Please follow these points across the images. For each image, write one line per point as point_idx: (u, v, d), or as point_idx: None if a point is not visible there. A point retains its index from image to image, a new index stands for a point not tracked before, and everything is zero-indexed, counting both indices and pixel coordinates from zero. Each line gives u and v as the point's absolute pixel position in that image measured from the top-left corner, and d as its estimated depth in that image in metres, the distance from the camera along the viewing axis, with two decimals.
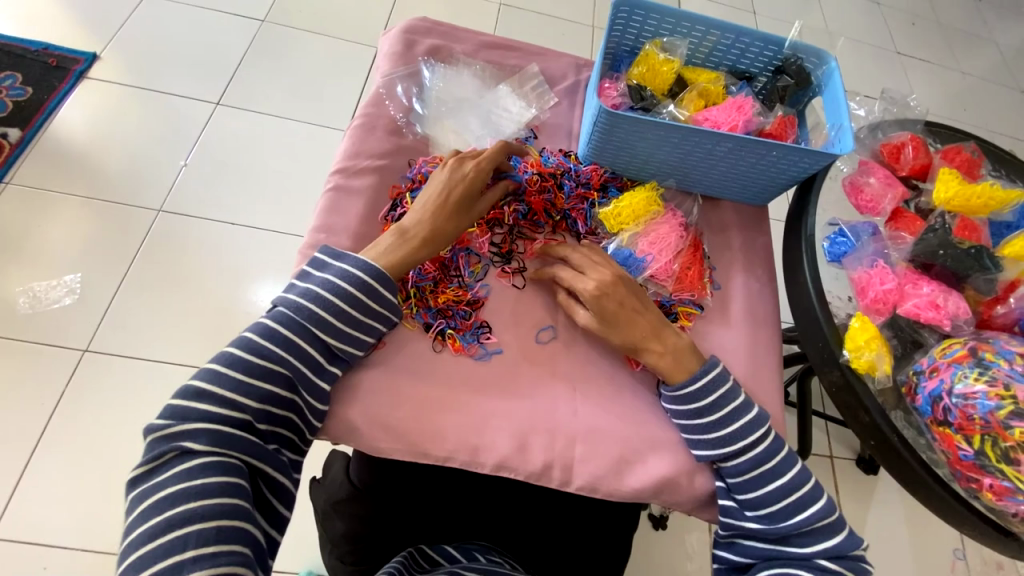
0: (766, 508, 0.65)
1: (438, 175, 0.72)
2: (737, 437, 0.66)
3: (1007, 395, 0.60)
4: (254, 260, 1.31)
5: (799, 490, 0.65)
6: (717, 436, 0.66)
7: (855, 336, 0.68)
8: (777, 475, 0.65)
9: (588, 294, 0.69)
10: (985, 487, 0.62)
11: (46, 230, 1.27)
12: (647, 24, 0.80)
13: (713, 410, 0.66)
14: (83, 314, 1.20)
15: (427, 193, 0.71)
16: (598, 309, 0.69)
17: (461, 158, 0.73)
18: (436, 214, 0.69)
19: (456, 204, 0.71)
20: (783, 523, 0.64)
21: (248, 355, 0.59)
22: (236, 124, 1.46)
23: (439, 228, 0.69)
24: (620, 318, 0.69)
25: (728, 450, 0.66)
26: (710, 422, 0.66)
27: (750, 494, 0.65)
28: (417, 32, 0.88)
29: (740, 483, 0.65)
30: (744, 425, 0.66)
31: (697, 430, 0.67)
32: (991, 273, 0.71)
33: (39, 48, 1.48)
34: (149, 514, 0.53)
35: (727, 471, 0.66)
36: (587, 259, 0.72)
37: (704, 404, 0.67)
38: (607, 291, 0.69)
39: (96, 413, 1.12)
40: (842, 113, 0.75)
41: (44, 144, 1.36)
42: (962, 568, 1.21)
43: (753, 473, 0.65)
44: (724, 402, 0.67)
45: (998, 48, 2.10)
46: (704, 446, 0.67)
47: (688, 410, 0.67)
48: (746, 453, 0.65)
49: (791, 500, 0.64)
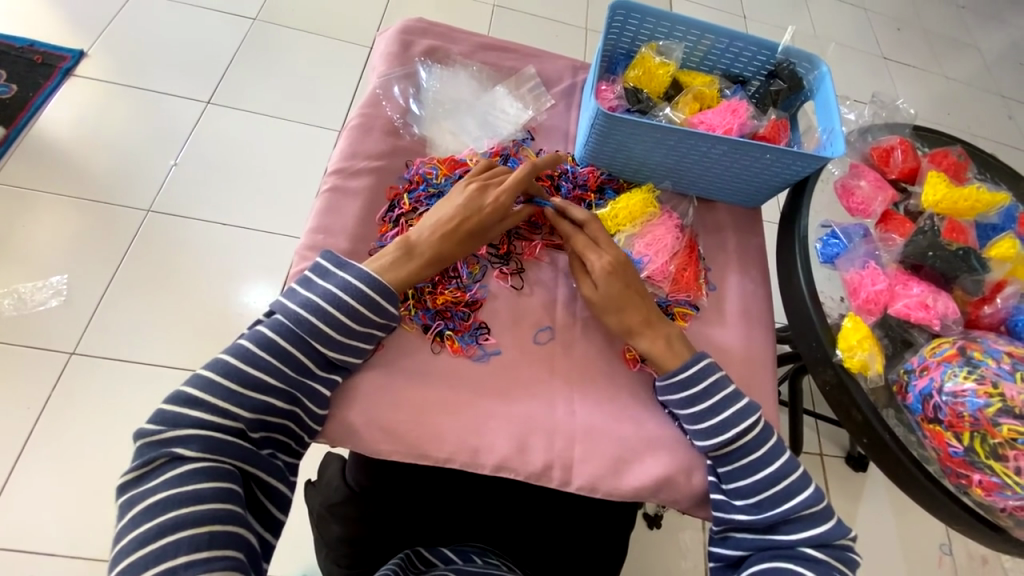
0: (755, 497, 0.65)
1: (458, 197, 0.71)
2: (728, 424, 0.66)
3: (996, 392, 0.61)
4: (244, 261, 1.30)
5: (785, 479, 0.66)
6: (709, 425, 0.67)
7: (848, 336, 0.70)
8: (765, 464, 0.66)
9: (597, 269, 0.70)
10: (974, 483, 0.64)
11: (31, 230, 1.24)
12: (643, 28, 0.81)
13: (705, 399, 0.67)
14: (69, 316, 1.17)
15: (443, 211, 0.70)
16: (605, 285, 0.70)
17: (485, 185, 0.71)
18: (444, 238, 0.68)
19: (467, 233, 0.69)
20: (771, 511, 0.65)
21: (244, 364, 0.59)
22: (227, 123, 1.45)
23: (443, 254, 0.68)
24: (624, 300, 0.70)
25: (718, 439, 0.66)
26: (702, 410, 0.67)
27: (739, 483, 0.66)
28: (414, 32, 0.88)
29: (729, 472, 0.67)
30: (734, 413, 0.67)
31: (690, 419, 0.68)
32: (979, 274, 0.73)
33: (24, 45, 1.45)
34: (139, 520, 0.53)
35: (719, 460, 0.67)
36: (603, 233, 0.73)
37: (696, 391, 0.68)
38: (615, 273, 0.70)
39: (84, 415, 1.10)
40: (834, 117, 0.76)
41: (30, 142, 1.34)
42: (949, 563, 1.23)
43: (742, 461, 0.66)
44: (713, 390, 0.68)
45: (980, 53, 2.15)
46: (698, 436, 0.68)
47: (682, 399, 0.68)
48: (736, 442, 0.66)
49: (779, 489, 0.65)
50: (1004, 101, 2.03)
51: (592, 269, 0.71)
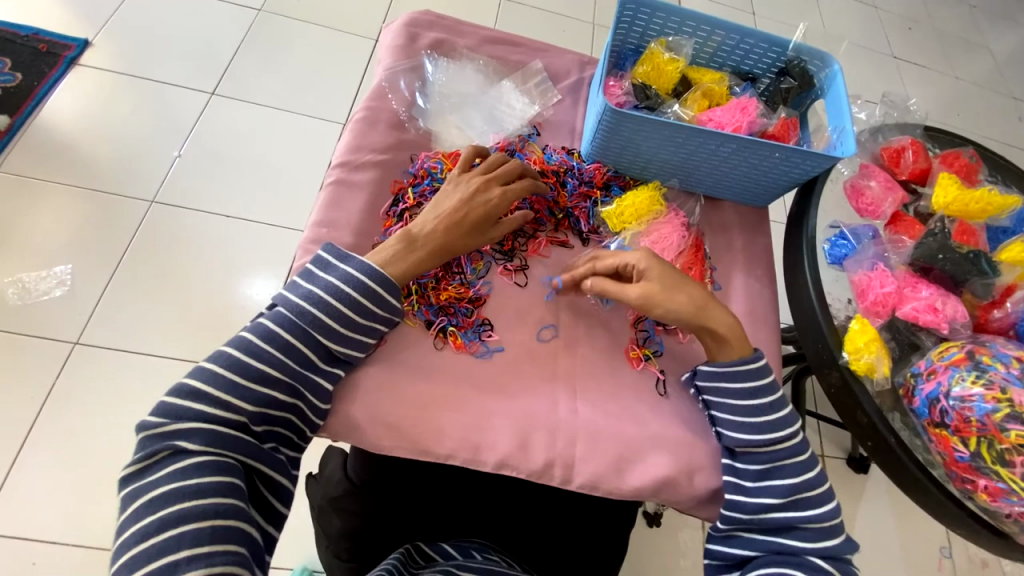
0: (785, 498, 0.66)
1: (463, 190, 0.70)
2: (786, 423, 0.68)
3: (1004, 398, 0.61)
4: (248, 254, 1.30)
5: (819, 486, 0.67)
6: (768, 419, 0.67)
7: (855, 338, 0.69)
8: (806, 468, 0.67)
9: (641, 257, 0.70)
10: (980, 488, 0.63)
11: (36, 220, 1.24)
12: (652, 24, 0.80)
13: (768, 393, 0.68)
14: (73, 306, 1.17)
15: (446, 204, 0.69)
16: (657, 268, 0.70)
17: (488, 181, 0.71)
18: (447, 230, 0.68)
19: (469, 225, 0.69)
20: (795, 514, 0.66)
21: (247, 357, 0.58)
22: (232, 115, 1.44)
23: (445, 245, 0.67)
24: (675, 277, 0.70)
25: (775, 435, 0.67)
26: (763, 404, 0.68)
27: (774, 483, 0.66)
28: (421, 25, 0.87)
29: (766, 471, 0.67)
30: (790, 413, 0.69)
31: (745, 412, 0.68)
32: (989, 278, 0.72)
33: (29, 33, 1.45)
34: (141, 513, 0.53)
35: (752, 458, 0.67)
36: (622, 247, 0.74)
37: (761, 385, 0.68)
38: (658, 259, 0.71)
39: (88, 405, 1.10)
40: (845, 116, 0.75)
41: (35, 131, 1.33)
42: (949, 566, 1.23)
43: (790, 460, 0.67)
44: (775, 387, 0.69)
45: (991, 53, 2.13)
46: (750, 429, 0.67)
47: (746, 390, 0.68)
48: (786, 441, 0.67)
49: (815, 493, 0.67)
50: (1013, 103, 2.01)
51: (637, 263, 0.70)
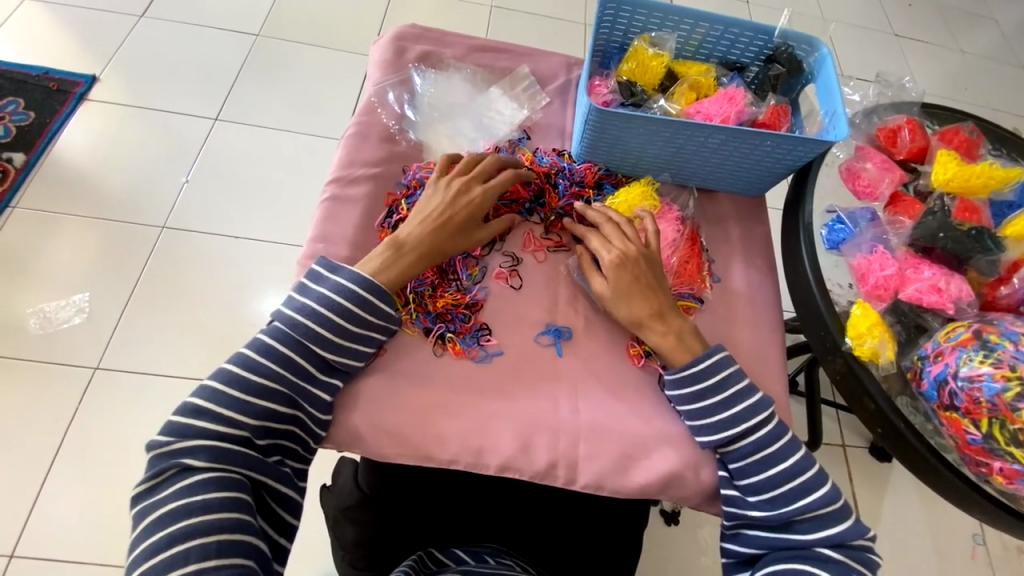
0: (767, 493, 0.65)
1: (444, 192, 0.72)
2: (742, 419, 0.66)
3: (1013, 376, 0.58)
4: (258, 272, 1.33)
5: (802, 475, 0.65)
6: (721, 419, 0.66)
7: (856, 324, 0.68)
8: (780, 459, 0.65)
9: (606, 261, 0.71)
10: (995, 470, 0.61)
11: (53, 252, 1.29)
12: (635, 19, 0.79)
13: (717, 392, 0.67)
14: (92, 333, 1.21)
15: (428, 209, 0.71)
16: (615, 276, 0.70)
17: (469, 181, 0.73)
18: (433, 232, 0.70)
19: (454, 227, 0.71)
20: (784, 508, 0.64)
21: (245, 372, 0.60)
22: (235, 139, 1.48)
23: (432, 246, 0.69)
24: (633, 291, 0.69)
25: (732, 432, 0.66)
26: (712, 404, 0.67)
27: (751, 479, 0.65)
28: (407, 39, 0.89)
29: (743, 467, 0.66)
30: (747, 408, 0.66)
31: (701, 416, 0.67)
32: (993, 254, 0.70)
33: (40, 73, 1.51)
34: (151, 531, 0.54)
35: (729, 458, 0.67)
36: (616, 230, 0.73)
37: (708, 385, 0.67)
38: (625, 263, 0.70)
39: (111, 427, 1.14)
40: (836, 99, 0.74)
41: (48, 166, 1.39)
42: (983, 554, 1.19)
43: (755, 456, 0.65)
44: (726, 385, 0.67)
45: (997, 25, 2.07)
46: (707, 431, 0.67)
47: (694, 392, 0.67)
48: (747, 437, 0.66)
49: (801, 484, 0.65)
50: None
51: (602, 265, 0.71)
